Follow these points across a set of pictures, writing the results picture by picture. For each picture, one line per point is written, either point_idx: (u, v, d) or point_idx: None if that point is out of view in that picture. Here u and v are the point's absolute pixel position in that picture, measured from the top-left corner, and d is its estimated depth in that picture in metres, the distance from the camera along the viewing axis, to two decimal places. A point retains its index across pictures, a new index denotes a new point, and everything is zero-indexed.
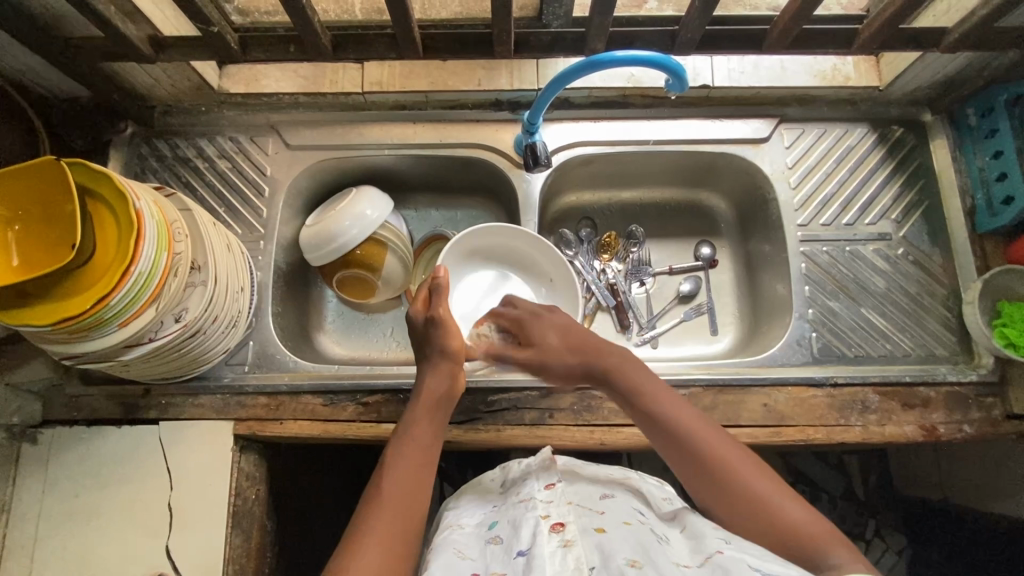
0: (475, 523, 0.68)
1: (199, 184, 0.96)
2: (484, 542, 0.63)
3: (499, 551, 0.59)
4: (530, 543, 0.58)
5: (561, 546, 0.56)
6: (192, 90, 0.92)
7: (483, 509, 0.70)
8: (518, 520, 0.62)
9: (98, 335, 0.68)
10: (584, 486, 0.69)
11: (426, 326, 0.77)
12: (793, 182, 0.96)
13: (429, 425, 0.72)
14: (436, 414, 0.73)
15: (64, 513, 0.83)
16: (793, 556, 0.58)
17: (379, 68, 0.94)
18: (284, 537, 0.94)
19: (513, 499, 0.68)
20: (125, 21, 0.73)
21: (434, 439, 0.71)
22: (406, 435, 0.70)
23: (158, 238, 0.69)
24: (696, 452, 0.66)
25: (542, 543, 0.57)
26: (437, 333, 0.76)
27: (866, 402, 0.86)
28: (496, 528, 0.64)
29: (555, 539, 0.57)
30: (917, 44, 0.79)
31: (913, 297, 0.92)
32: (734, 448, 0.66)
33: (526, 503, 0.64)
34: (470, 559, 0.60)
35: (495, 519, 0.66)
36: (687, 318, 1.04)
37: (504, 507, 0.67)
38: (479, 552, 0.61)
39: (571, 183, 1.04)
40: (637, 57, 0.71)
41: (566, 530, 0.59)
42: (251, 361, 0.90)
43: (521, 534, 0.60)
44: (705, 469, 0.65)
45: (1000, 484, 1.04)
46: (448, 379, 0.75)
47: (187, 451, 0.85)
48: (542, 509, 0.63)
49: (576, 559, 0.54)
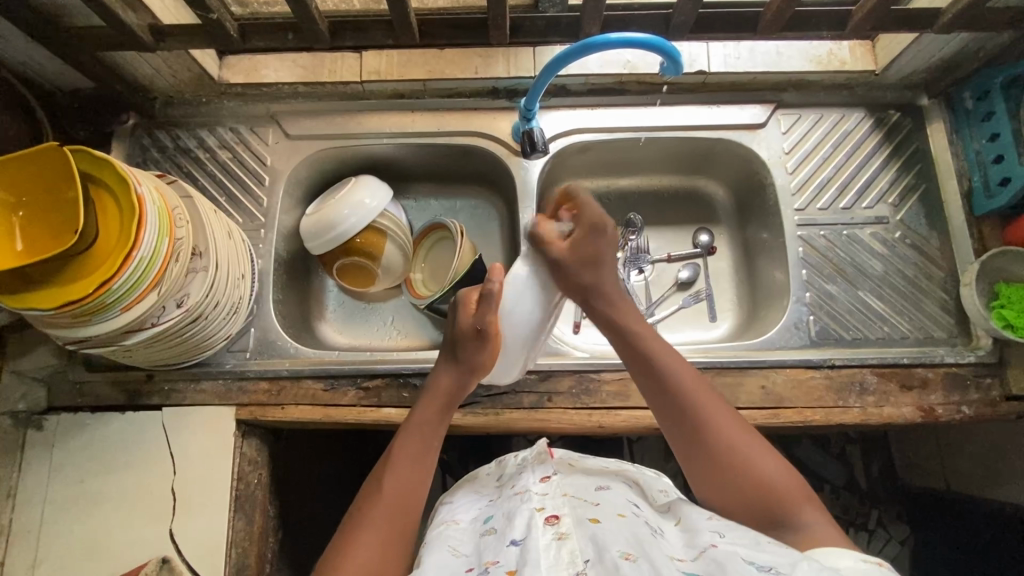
0: (470, 519, 0.68)
1: (200, 174, 0.97)
2: (479, 535, 0.63)
3: (493, 543, 0.60)
4: (524, 535, 0.58)
5: (556, 540, 0.57)
6: (193, 80, 0.93)
7: (479, 503, 0.71)
8: (512, 512, 0.63)
9: (100, 320, 0.69)
10: (579, 476, 0.70)
11: (470, 336, 0.74)
12: (790, 167, 0.96)
13: (432, 421, 0.73)
14: (442, 410, 0.74)
15: (69, 497, 0.84)
16: (767, 518, 0.61)
17: (377, 58, 0.95)
18: (286, 523, 0.95)
19: (508, 492, 0.68)
20: (127, 10, 0.74)
21: (436, 442, 0.72)
22: (406, 436, 0.71)
23: (160, 225, 0.70)
24: (687, 403, 0.67)
25: (536, 535, 0.57)
26: (474, 347, 0.74)
27: (864, 383, 0.86)
28: (491, 521, 0.65)
29: (550, 532, 0.58)
30: (910, 26, 0.80)
31: (911, 280, 0.92)
32: (722, 407, 0.67)
33: (522, 496, 0.65)
34: (464, 556, 0.61)
35: (489, 514, 0.66)
36: (686, 304, 1.04)
37: (500, 500, 0.67)
38: (473, 547, 0.62)
39: (570, 171, 1.05)
40: (631, 40, 0.72)
41: (561, 522, 0.59)
42: (252, 348, 0.91)
43: (515, 525, 0.60)
44: (691, 424, 0.66)
45: (1000, 469, 1.04)
46: (463, 384, 0.76)
47: (189, 436, 0.86)
48: (538, 501, 0.63)
49: (571, 552, 0.55)
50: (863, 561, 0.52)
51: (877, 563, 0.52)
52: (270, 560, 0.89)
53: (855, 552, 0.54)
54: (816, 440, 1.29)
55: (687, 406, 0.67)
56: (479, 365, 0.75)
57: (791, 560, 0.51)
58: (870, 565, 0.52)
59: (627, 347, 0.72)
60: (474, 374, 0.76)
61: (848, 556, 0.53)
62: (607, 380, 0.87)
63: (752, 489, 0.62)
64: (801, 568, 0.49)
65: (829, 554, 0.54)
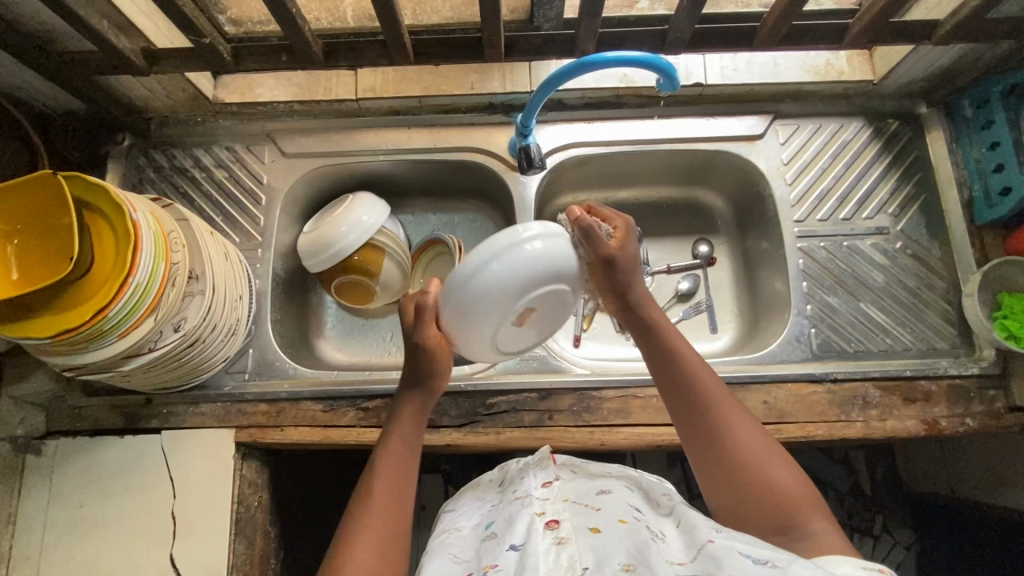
0: (472, 525, 0.67)
1: (196, 194, 0.96)
2: (480, 539, 0.63)
3: (492, 546, 0.60)
4: (523, 539, 0.58)
5: (555, 544, 0.56)
6: (188, 101, 0.93)
7: (481, 509, 0.70)
8: (513, 516, 0.62)
9: (97, 347, 0.69)
10: (582, 480, 0.69)
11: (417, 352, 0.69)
12: (789, 179, 0.96)
13: (408, 435, 0.69)
14: (413, 426, 0.70)
15: (69, 523, 0.84)
16: (777, 527, 0.61)
17: (372, 75, 0.95)
18: (288, 544, 0.95)
19: (510, 496, 0.68)
20: (118, 35, 0.74)
21: (415, 449, 0.69)
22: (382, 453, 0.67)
23: (156, 249, 0.69)
24: (705, 410, 0.66)
25: (536, 540, 0.57)
26: (422, 360, 0.69)
27: (867, 397, 0.86)
28: (493, 526, 0.64)
29: (549, 536, 0.58)
30: (908, 38, 0.79)
31: (913, 291, 0.92)
32: (738, 411, 0.67)
33: (523, 500, 0.64)
34: (464, 562, 0.61)
35: (491, 519, 0.66)
36: (685, 316, 1.03)
37: (502, 505, 0.67)
38: (474, 553, 0.61)
39: (567, 184, 1.04)
40: (627, 58, 0.71)
41: (560, 527, 0.59)
42: (251, 369, 0.90)
43: (515, 529, 0.60)
44: (705, 427, 0.66)
45: (1005, 476, 1.03)
46: (428, 398, 0.71)
47: (188, 459, 0.85)
48: (539, 506, 0.63)
49: (570, 557, 0.55)
50: (863, 570, 0.51)
51: (877, 572, 0.51)
52: None
53: (856, 560, 0.53)
54: (820, 447, 1.29)
55: (707, 412, 0.66)
56: (440, 377, 0.71)
57: (790, 556, 0.51)
58: (871, 573, 0.50)
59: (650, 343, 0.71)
60: (442, 384, 0.72)
61: (849, 564, 0.52)
62: (608, 397, 0.87)
63: (764, 499, 0.61)
64: (798, 565, 0.49)
65: (830, 561, 0.53)
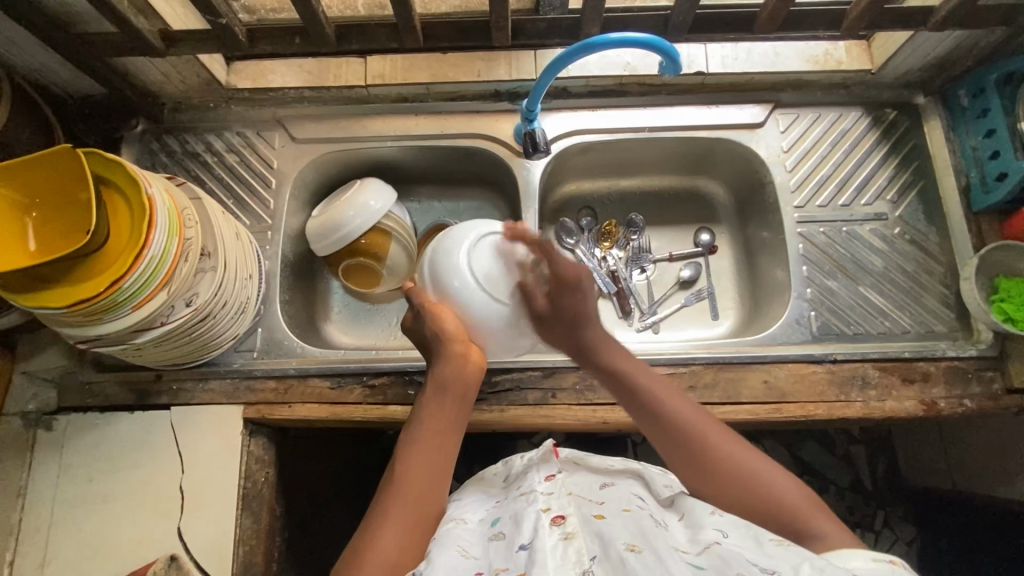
0: (477, 518, 0.68)
1: (208, 177, 0.98)
2: (487, 538, 0.63)
3: (502, 549, 0.60)
4: (532, 538, 0.58)
5: (563, 540, 0.57)
6: (201, 86, 0.96)
7: (486, 504, 0.71)
8: (519, 514, 0.63)
9: (111, 317, 0.70)
10: (585, 475, 0.70)
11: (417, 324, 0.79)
12: (788, 166, 0.97)
13: (448, 414, 0.73)
14: (453, 401, 0.74)
15: (78, 497, 0.85)
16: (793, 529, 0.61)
17: (381, 62, 0.97)
18: (293, 525, 0.96)
19: (515, 493, 0.68)
20: (139, 16, 0.76)
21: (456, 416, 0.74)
22: (426, 408, 0.74)
23: (170, 224, 0.71)
24: (682, 431, 0.67)
25: (543, 537, 0.58)
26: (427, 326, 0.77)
27: (866, 377, 0.87)
28: (499, 524, 0.65)
29: (557, 532, 0.58)
30: (903, 24, 0.81)
31: (911, 275, 0.93)
32: (713, 426, 0.68)
33: (528, 496, 0.65)
34: (474, 558, 0.60)
35: (497, 517, 0.66)
36: (687, 303, 1.05)
37: (507, 501, 0.68)
38: (482, 549, 0.62)
39: (571, 172, 1.06)
40: (630, 39, 0.73)
41: (567, 522, 0.59)
42: (260, 348, 0.91)
43: (523, 529, 0.61)
44: (685, 448, 0.66)
45: (1003, 465, 1.04)
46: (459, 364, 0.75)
47: (197, 435, 0.87)
48: (544, 501, 0.63)
49: (577, 551, 0.56)
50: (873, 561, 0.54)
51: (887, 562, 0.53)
52: (277, 559, 0.90)
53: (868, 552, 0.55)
54: (820, 441, 1.29)
55: (683, 435, 0.67)
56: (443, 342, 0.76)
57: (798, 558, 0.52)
58: (881, 564, 0.53)
59: (618, 385, 0.72)
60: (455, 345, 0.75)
61: (859, 556, 0.55)
62: None
63: (769, 500, 0.62)
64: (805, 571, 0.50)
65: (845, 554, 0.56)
